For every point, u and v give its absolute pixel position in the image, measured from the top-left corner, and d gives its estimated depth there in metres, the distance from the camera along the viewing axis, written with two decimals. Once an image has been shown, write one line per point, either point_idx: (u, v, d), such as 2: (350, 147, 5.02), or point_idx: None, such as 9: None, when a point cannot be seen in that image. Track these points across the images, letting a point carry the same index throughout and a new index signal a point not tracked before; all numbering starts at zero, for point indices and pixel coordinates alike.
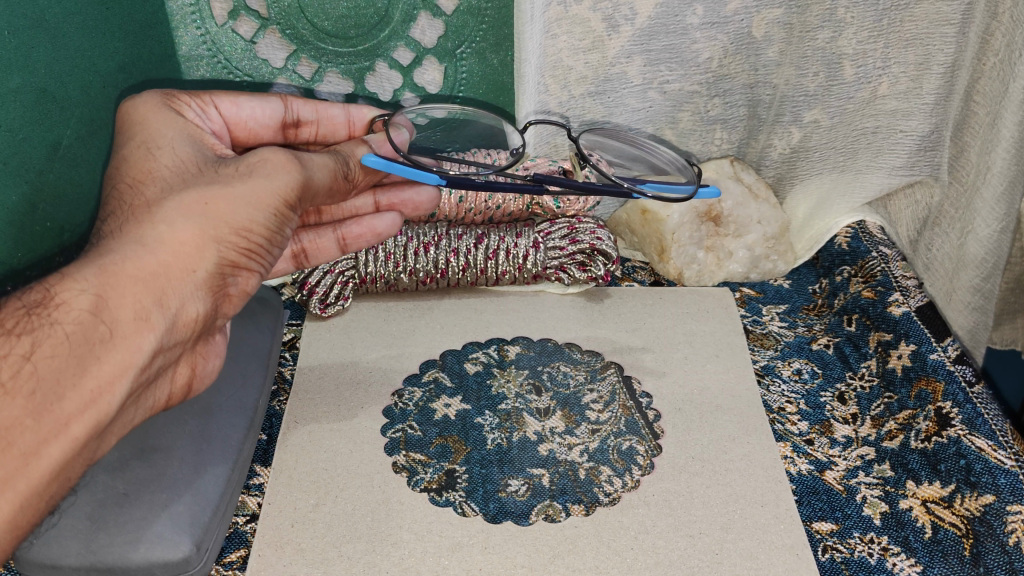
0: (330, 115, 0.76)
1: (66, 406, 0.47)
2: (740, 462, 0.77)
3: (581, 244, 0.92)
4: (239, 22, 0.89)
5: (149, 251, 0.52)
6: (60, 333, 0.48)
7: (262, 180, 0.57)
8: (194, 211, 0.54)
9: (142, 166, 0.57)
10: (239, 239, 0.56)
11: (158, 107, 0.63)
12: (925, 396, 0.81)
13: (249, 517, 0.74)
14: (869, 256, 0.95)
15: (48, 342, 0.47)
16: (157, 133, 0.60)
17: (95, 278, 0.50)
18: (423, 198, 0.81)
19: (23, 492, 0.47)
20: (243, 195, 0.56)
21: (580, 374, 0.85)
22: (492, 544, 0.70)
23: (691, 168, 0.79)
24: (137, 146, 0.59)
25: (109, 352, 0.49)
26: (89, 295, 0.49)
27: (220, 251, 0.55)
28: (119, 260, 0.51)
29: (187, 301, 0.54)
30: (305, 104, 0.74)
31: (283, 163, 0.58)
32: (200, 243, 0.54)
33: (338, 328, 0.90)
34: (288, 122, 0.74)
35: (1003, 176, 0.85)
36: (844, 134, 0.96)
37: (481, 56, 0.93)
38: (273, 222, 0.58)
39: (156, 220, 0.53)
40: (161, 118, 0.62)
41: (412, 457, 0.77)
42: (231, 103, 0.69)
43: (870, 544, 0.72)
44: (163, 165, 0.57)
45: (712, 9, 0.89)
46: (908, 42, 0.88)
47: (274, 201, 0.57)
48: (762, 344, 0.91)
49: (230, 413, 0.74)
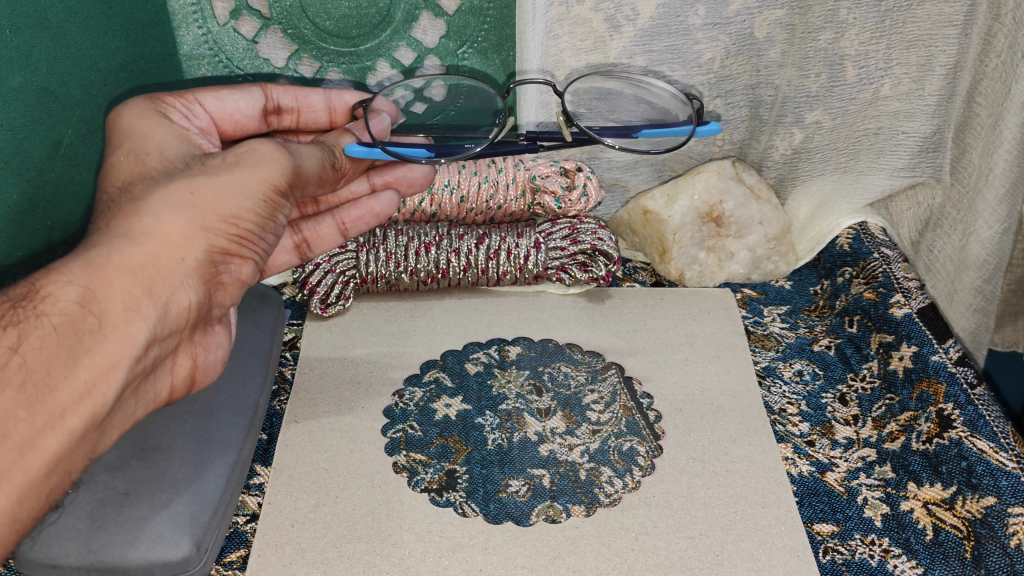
0: (310, 103, 0.76)
1: (59, 397, 0.47)
2: (741, 463, 0.77)
3: (583, 244, 0.91)
4: (241, 22, 0.89)
5: (137, 243, 0.51)
6: (47, 325, 0.47)
7: (249, 168, 0.57)
8: (181, 202, 0.54)
9: (130, 171, 0.58)
10: (228, 226, 0.55)
11: (144, 112, 0.64)
12: (927, 398, 0.81)
13: (249, 517, 0.74)
14: (871, 258, 0.95)
15: (35, 334, 0.47)
16: (145, 139, 0.61)
17: (82, 270, 0.49)
18: (418, 174, 0.78)
19: (20, 484, 0.47)
20: (229, 183, 0.56)
21: (581, 374, 0.85)
22: (492, 544, 0.70)
23: (690, 104, 0.78)
24: (125, 153, 0.59)
25: (100, 343, 0.49)
26: (76, 288, 0.48)
27: (209, 240, 0.54)
28: (106, 253, 0.50)
29: (179, 290, 0.53)
30: (285, 91, 0.74)
31: (271, 152, 0.58)
32: (188, 232, 0.53)
33: (339, 328, 0.90)
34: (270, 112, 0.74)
35: (1005, 177, 0.84)
36: (847, 135, 0.96)
37: (483, 56, 0.93)
38: (263, 209, 0.57)
39: (142, 212, 0.53)
40: (149, 124, 0.62)
41: (413, 457, 0.77)
42: (214, 98, 0.70)
43: (871, 546, 0.72)
44: (150, 167, 0.58)
45: (714, 10, 0.89)
46: (910, 43, 0.88)
47: (262, 187, 0.57)
48: (763, 344, 0.91)
49: (230, 413, 0.74)
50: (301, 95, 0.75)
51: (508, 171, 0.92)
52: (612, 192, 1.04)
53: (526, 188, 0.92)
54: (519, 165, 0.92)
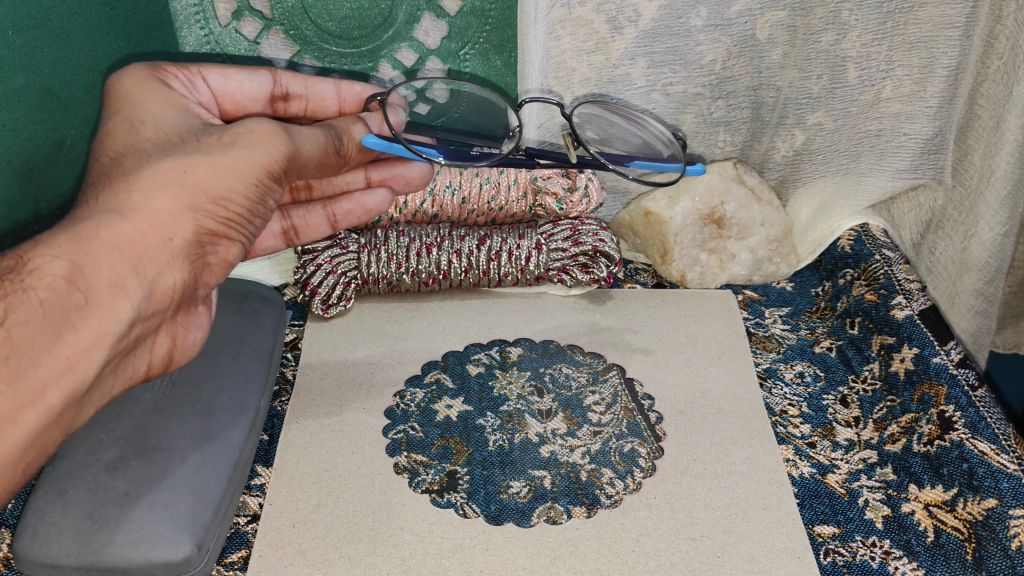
0: (319, 91, 0.76)
1: (41, 371, 0.48)
2: (742, 464, 0.77)
3: (584, 245, 0.91)
4: (243, 22, 0.89)
5: (125, 219, 0.52)
6: (33, 299, 0.48)
7: (243, 150, 0.57)
8: (170, 179, 0.54)
9: (125, 140, 0.58)
10: (216, 208, 0.56)
11: (144, 81, 0.63)
12: (928, 399, 0.80)
13: (249, 518, 0.74)
14: (872, 259, 0.95)
15: (22, 308, 0.48)
16: (140, 108, 0.60)
17: (70, 245, 0.50)
18: (415, 174, 0.79)
19: (1, 455, 0.48)
20: (221, 162, 0.56)
21: (583, 376, 0.85)
22: (493, 546, 0.70)
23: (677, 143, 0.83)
24: (121, 121, 0.59)
25: (85, 319, 0.50)
26: (63, 262, 0.49)
27: (197, 220, 0.55)
28: (93, 228, 0.51)
29: (165, 270, 0.54)
30: (294, 78, 0.74)
31: (268, 132, 0.58)
32: (176, 211, 0.54)
33: (341, 329, 0.90)
34: (277, 95, 0.75)
35: (1007, 179, 0.84)
36: (848, 136, 0.96)
37: (484, 57, 0.93)
38: (254, 192, 0.58)
39: (131, 188, 0.53)
40: (145, 92, 0.62)
41: (414, 458, 0.77)
42: (219, 74, 0.71)
43: (872, 548, 0.72)
44: (144, 137, 0.58)
45: (716, 11, 0.89)
46: (912, 46, 0.87)
47: (255, 170, 0.57)
48: (764, 346, 0.91)
49: (232, 413, 0.74)
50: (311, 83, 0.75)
51: (510, 173, 0.93)
52: (614, 193, 1.04)
53: (528, 189, 0.93)
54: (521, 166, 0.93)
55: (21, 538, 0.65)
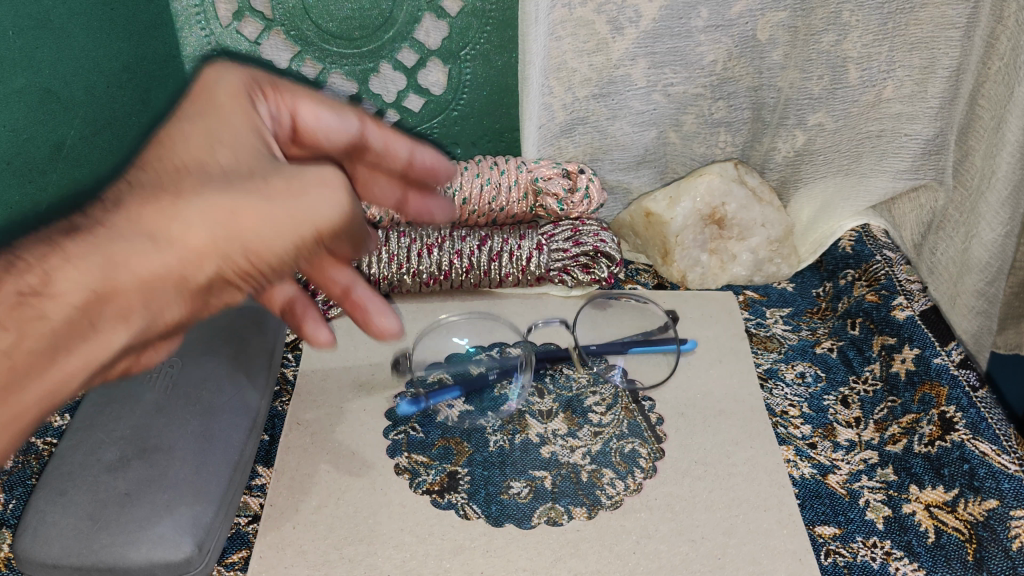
0: (396, 151, 0.56)
1: (25, 401, 0.33)
2: (743, 466, 0.77)
3: (585, 246, 0.91)
4: (244, 23, 0.89)
5: (161, 249, 0.36)
6: (47, 326, 0.33)
7: (309, 208, 0.42)
8: (219, 217, 0.39)
9: (196, 154, 0.41)
10: (246, 262, 0.40)
11: (238, 93, 0.47)
12: (929, 400, 0.80)
13: (250, 519, 0.73)
14: (874, 260, 0.95)
15: (34, 336, 0.33)
16: (218, 122, 0.45)
17: (88, 262, 0.34)
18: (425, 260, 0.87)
19: None
20: (275, 213, 0.41)
21: (583, 377, 0.86)
22: (493, 547, 0.70)
23: None
24: (196, 129, 0.43)
25: (76, 352, 0.34)
26: (86, 286, 0.34)
27: (222, 266, 0.39)
28: (125, 247, 0.35)
29: (164, 306, 0.37)
30: (380, 135, 0.55)
31: (337, 187, 0.44)
32: (210, 253, 0.38)
33: (342, 330, 0.90)
34: (358, 149, 0.55)
35: (1007, 180, 0.84)
36: (849, 137, 0.96)
37: (485, 58, 0.92)
38: (289, 256, 0.43)
39: (177, 214, 0.37)
40: (229, 111, 0.46)
41: (414, 459, 0.77)
42: (312, 114, 0.52)
43: (873, 548, 0.71)
44: (219, 160, 0.42)
45: (717, 12, 0.89)
46: (913, 46, 0.88)
47: (305, 235, 0.42)
48: (765, 346, 0.91)
49: (233, 414, 0.74)
50: (393, 139, 0.56)
51: (511, 174, 0.92)
52: (614, 194, 1.04)
53: (528, 189, 0.92)
54: (522, 167, 0.93)
55: (21, 539, 0.65)
